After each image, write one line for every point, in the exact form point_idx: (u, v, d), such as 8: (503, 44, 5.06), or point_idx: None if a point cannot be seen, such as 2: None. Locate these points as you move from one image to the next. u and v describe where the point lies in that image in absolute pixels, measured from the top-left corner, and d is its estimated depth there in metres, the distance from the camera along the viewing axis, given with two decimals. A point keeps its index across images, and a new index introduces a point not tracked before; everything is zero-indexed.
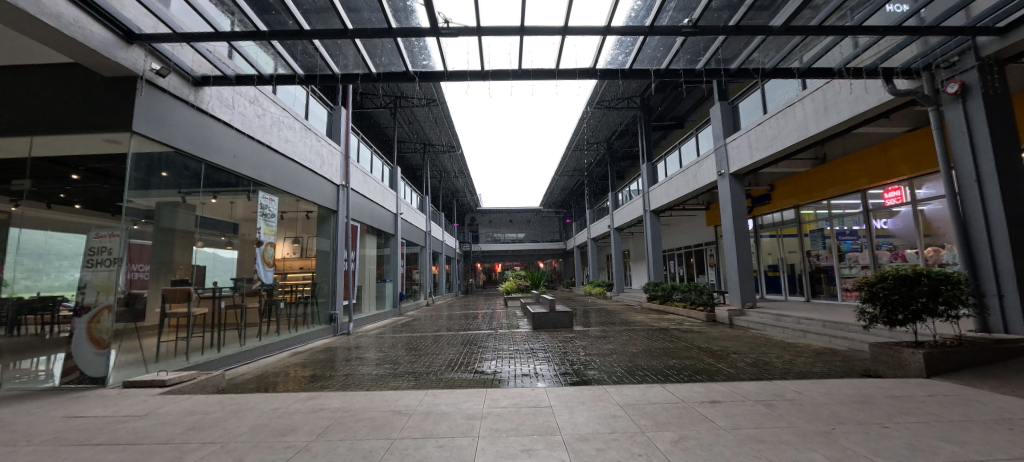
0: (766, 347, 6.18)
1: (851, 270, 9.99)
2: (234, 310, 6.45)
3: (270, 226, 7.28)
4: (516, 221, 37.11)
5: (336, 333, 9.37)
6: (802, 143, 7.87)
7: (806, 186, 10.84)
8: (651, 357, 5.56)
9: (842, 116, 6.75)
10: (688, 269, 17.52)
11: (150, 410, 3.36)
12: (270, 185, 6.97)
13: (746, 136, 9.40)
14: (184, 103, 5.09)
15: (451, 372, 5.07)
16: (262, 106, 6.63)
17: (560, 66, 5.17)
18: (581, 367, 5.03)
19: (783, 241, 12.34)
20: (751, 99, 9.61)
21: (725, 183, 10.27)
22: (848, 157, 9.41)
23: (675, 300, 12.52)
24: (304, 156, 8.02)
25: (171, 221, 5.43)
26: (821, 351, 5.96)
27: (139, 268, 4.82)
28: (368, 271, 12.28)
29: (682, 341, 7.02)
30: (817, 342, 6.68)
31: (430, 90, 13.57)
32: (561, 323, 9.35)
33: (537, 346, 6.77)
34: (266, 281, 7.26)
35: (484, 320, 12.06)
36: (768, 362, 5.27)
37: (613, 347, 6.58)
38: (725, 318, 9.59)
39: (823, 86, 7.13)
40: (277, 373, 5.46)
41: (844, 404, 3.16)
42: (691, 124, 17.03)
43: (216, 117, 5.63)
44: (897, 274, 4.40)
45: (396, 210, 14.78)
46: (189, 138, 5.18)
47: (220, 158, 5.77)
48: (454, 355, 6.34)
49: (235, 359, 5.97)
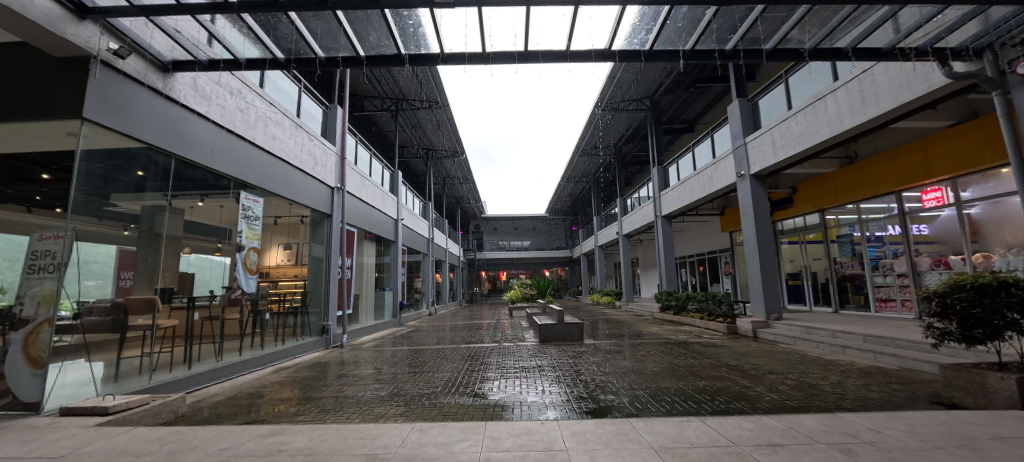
0: (805, 366, 5.46)
1: (885, 279, 9.19)
2: (211, 322, 5.88)
3: (253, 230, 6.68)
4: (521, 229, 36.50)
5: (328, 346, 8.72)
6: (835, 139, 7.21)
7: (832, 188, 10.12)
8: (675, 378, 4.87)
9: (884, 107, 6.11)
10: (702, 278, 16.72)
11: (71, 449, 2.73)
12: (254, 185, 6.42)
13: (768, 135, 8.76)
14: (151, 90, 4.55)
15: (448, 396, 4.40)
16: (245, 98, 6.11)
17: (572, 48, 4.64)
18: (597, 390, 4.37)
19: (806, 248, 11.58)
20: (773, 94, 8.97)
21: (745, 184, 9.57)
22: (880, 156, 8.71)
23: (691, 311, 11.79)
24: (294, 156, 7.48)
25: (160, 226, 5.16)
26: (871, 370, 5.23)
27: (129, 277, 4.72)
28: (367, 278, 11.68)
29: (707, 357, 6.31)
30: (860, 359, 5.96)
31: (432, 91, 13.12)
32: (570, 335, 8.68)
33: (544, 363, 6.11)
34: (248, 290, 6.63)
35: (488, 331, 11.42)
36: (814, 385, 4.56)
37: (629, 364, 5.89)
38: (748, 331, 8.84)
39: (859, 74, 6.50)
40: (252, 395, 4.84)
41: (946, 450, 2.47)
42: (703, 126, 16.43)
43: (190, 108, 5.09)
44: (976, 283, 3.68)
45: (397, 216, 14.25)
46: (157, 130, 4.65)
47: (196, 153, 5.24)
48: (452, 373, 5.68)
49: (206, 377, 5.33)
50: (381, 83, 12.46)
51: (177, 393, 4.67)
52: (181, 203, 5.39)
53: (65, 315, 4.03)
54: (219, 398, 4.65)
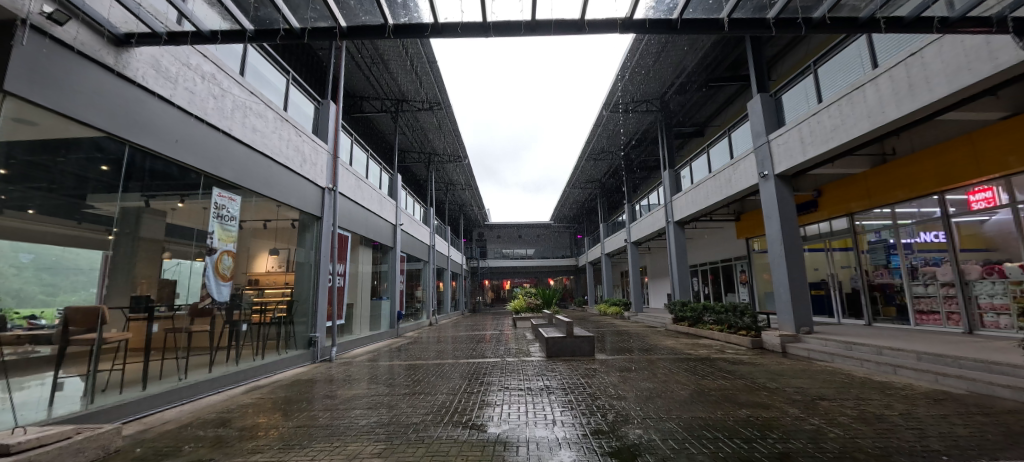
0: (859, 390, 4.70)
1: (926, 288, 8.35)
2: (173, 334, 5.23)
3: (228, 231, 5.97)
4: (525, 237, 35.71)
5: (316, 360, 7.94)
6: (874, 132, 6.49)
7: (861, 190, 9.35)
8: (708, 406, 4.11)
9: (937, 93, 5.42)
10: (716, 287, 15.94)
11: None
12: (229, 180, 5.77)
13: (796, 130, 8.05)
14: (99, 66, 3.97)
15: (438, 428, 3.66)
16: (220, 85, 5.51)
17: (589, 18, 3.98)
18: (619, 422, 3.62)
19: (832, 256, 10.79)
20: (799, 88, 8.30)
21: (769, 185, 8.82)
22: (916, 154, 7.96)
23: (707, 323, 11.00)
24: (278, 151, 6.86)
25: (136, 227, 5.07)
26: (938, 396, 4.46)
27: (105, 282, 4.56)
28: (362, 287, 10.97)
29: (738, 377, 5.51)
30: (916, 381, 5.20)
31: (433, 92, 12.62)
32: (580, 350, 7.92)
33: (551, 383, 5.37)
34: (221, 299, 5.91)
35: (490, 344, 10.64)
36: (880, 417, 3.79)
37: (650, 386, 5.12)
38: (776, 346, 8.01)
39: (907, 58, 5.83)
40: (213, 422, 4.13)
41: None
42: (715, 129, 15.77)
43: (151, 90, 4.50)
44: None
45: (395, 221, 13.62)
46: (108, 112, 4.05)
47: (158, 142, 4.62)
48: (448, 396, 4.94)
49: (163, 399, 4.61)
50: (380, 82, 11.97)
51: (112, 424, 3.89)
52: (161, 203, 5.29)
53: (45, 324, 3.84)
54: (168, 427, 3.94)
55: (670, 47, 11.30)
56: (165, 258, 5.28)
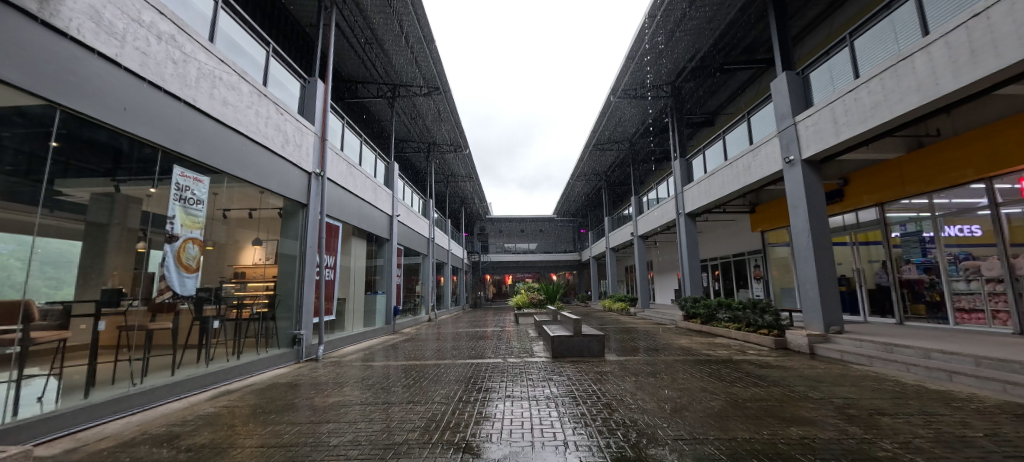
0: (920, 402, 4.04)
1: (969, 285, 7.62)
2: (125, 332, 4.60)
3: (192, 216, 5.26)
4: (527, 231, 35.13)
5: (300, 360, 7.29)
6: (923, 109, 5.78)
7: (894, 178, 8.57)
8: (750, 422, 3.44)
9: (1007, 58, 4.69)
10: (729, 282, 15.22)
11: None
12: (194, 158, 5.09)
13: (828, 110, 7.31)
14: (21, 13, 3.30)
15: (424, 451, 3.01)
16: (182, 49, 4.84)
17: None
18: (643, 444, 2.98)
19: (858, 249, 10.04)
20: (831, 64, 7.54)
21: (795, 171, 8.10)
22: (959, 136, 7.22)
23: (722, 320, 10.33)
24: (255, 129, 6.18)
25: (109, 215, 4.94)
26: (1017, 410, 3.78)
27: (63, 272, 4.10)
28: (354, 281, 10.30)
29: (773, 384, 4.85)
30: (981, 391, 4.50)
31: (431, 75, 11.87)
32: (589, 350, 7.27)
33: (558, 389, 4.70)
34: (184, 291, 5.18)
35: (492, 342, 9.97)
36: (964, 439, 3.10)
37: (675, 395, 4.43)
38: (803, 346, 7.35)
39: (968, 21, 5.09)
40: (158, 438, 3.48)
41: None
42: (728, 117, 14.98)
43: (91, 47, 3.82)
44: None
45: (392, 212, 12.95)
46: (33, 71, 3.37)
47: (103, 110, 3.95)
48: (441, 405, 4.27)
49: (108, 409, 3.97)
50: (375, 65, 11.26)
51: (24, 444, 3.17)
52: (135, 191, 4.95)
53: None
54: (104, 446, 3.29)
55: (685, 26, 10.49)
56: (138, 248, 4.79)
